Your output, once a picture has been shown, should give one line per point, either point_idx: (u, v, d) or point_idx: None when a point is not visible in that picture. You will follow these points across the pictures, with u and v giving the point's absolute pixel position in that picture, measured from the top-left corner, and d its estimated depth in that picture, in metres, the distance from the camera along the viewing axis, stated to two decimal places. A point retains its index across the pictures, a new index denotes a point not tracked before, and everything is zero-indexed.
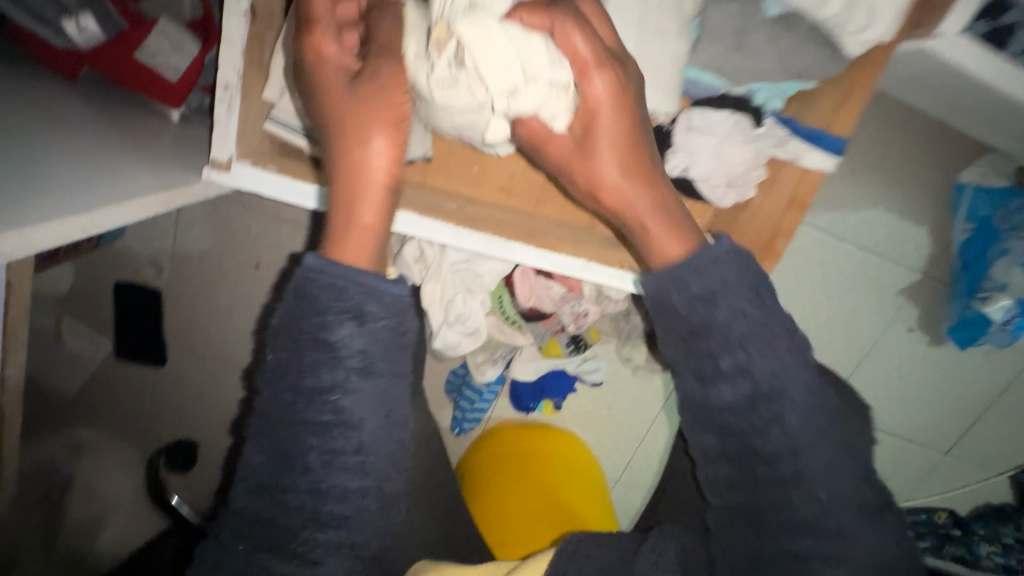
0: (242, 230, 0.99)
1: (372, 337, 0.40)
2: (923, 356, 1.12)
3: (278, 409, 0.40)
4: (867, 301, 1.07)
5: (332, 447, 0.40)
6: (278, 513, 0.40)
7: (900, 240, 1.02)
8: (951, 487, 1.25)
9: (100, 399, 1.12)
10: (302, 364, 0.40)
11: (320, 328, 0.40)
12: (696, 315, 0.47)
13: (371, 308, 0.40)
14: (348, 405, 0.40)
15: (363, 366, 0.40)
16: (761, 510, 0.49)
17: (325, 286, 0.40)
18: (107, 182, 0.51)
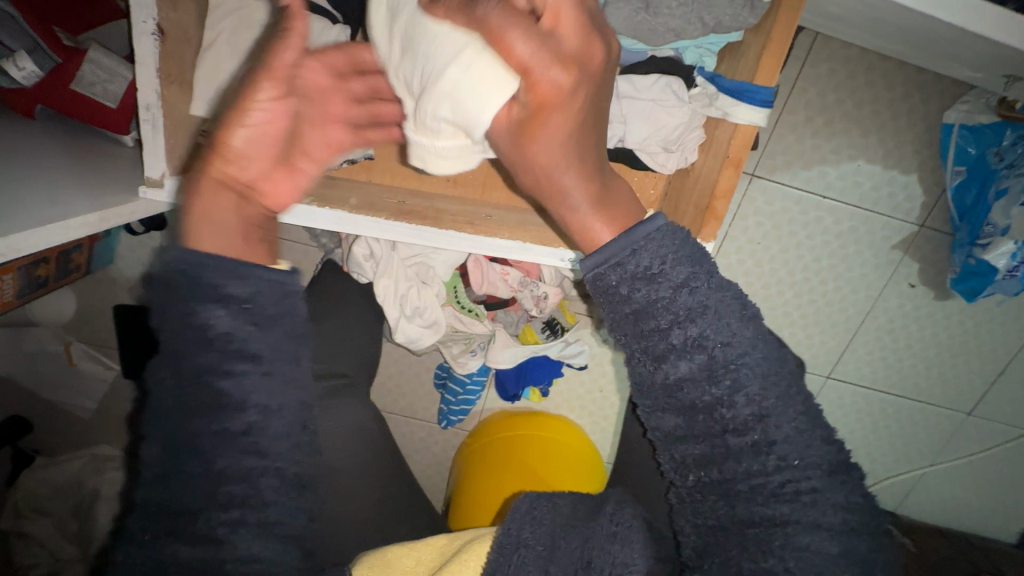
0: None
1: (245, 320, 0.40)
2: (930, 313, 1.06)
3: (176, 399, 0.40)
4: (861, 258, 1.02)
5: (221, 427, 0.40)
6: (178, 498, 0.39)
7: (889, 192, 0.97)
8: (977, 447, 1.18)
9: (115, 415, 1.19)
10: (180, 351, 0.39)
11: (193, 316, 0.39)
12: (645, 298, 0.40)
13: (241, 291, 0.40)
14: (233, 386, 0.40)
15: (243, 347, 0.40)
16: (712, 482, 0.42)
17: (189, 278, 0.39)
18: (31, 205, 0.52)
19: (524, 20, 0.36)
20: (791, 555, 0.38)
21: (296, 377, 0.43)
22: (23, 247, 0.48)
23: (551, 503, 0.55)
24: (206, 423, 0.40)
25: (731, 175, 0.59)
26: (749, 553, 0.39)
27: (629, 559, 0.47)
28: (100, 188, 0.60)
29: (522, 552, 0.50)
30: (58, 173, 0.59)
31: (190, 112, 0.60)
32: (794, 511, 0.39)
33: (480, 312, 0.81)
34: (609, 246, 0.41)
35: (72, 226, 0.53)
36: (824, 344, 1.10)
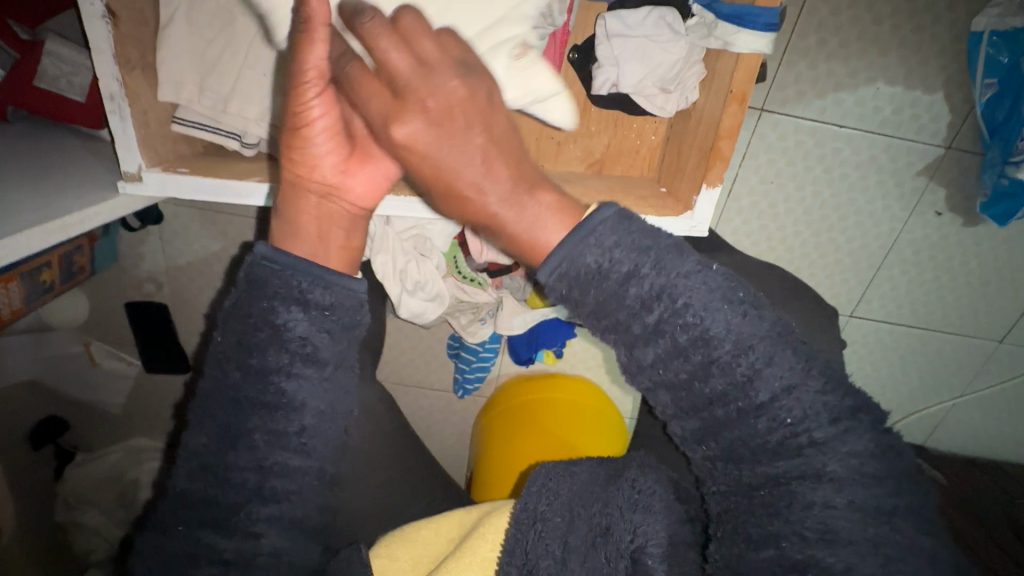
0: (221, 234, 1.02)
1: (316, 323, 0.40)
2: (958, 240, 1.01)
3: (227, 388, 0.40)
4: (883, 190, 0.97)
5: (274, 425, 0.40)
6: (221, 492, 0.40)
7: (912, 115, 0.90)
8: (1009, 374, 1.15)
9: (144, 409, 1.23)
10: (250, 346, 0.40)
11: (268, 321, 0.40)
12: (606, 289, 0.38)
13: (314, 301, 0.41)
14: (292, 387, 0.40)
15: (309, 353, 0.40)
16: (723, 451, 0.40)
17: (273, 276, 0.40)
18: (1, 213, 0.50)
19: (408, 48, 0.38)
20: (803, 512, 0.37)
21: (347, 384, 0.43)
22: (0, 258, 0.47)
23: (567, 470, 0.55)
24: (261, 419, 0.40)
25: (735, 111, 0.54)
26: (760, 514, 0.39)
27: (645, 524, 0.47)
28: (75, 188, 0.58)
29: (539, 524, 0.51)
30: (30, 177, 0.56)
31: (158, 98, 0.57)
32: (808, 466, 0.37)
33: (483, 280, 0.78)
34: (563, 248, 0.39)
35: (48, 230, 0.51)
36: (845, 283, 1.06)
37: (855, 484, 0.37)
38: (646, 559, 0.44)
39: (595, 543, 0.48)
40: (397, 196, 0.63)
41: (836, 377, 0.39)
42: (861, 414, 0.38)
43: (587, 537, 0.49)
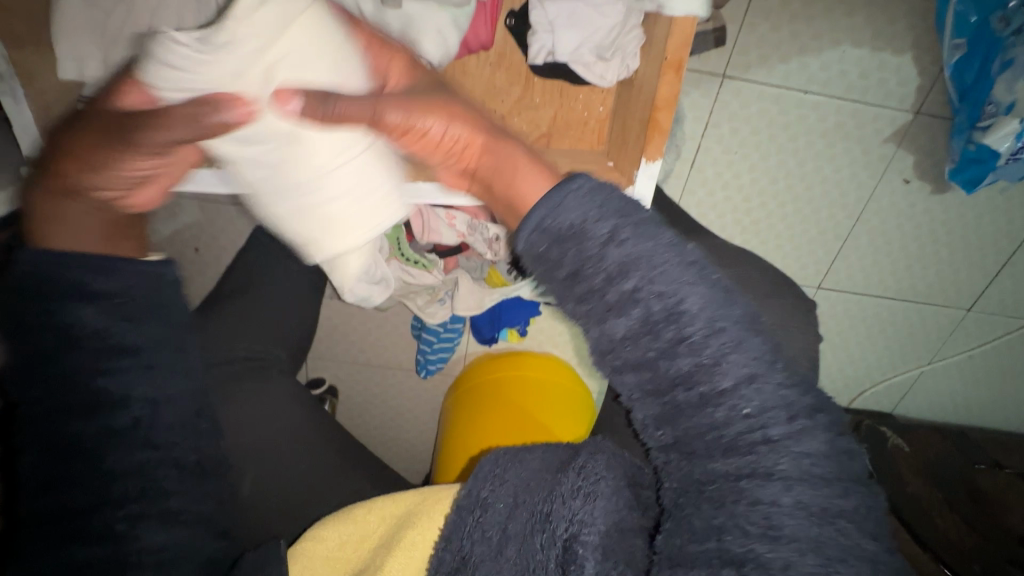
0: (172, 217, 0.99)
1: (109, 312, 0.39)
2: (926, 208, 0.98)
3: (39, 401, 0.38)
4: (849, 158, 0.94)
5: (83, 428, 0.38)
6: (65, 501, 0.38)
7: (880, 78, 0.86)
8: (977, 341, 1.15)
9: None
10: (44, 352, 0.38)
11: (42, 319, 0.38)
12: (623, 246, 0.32)
13: (98, 287, 0.39)
14: (96, 381, 0.39)
15: (111, 337, 0.39)
16: (677, 440, 0.34)
17: (68, 268, 0.39)
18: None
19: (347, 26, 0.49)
20: (759, 514, 0.31)
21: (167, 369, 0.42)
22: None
23: (517, 456, 0.53)
24: (66, 425, 0.38)
25: (672, 80, 0.51)
26: (708, 508, 0.32)
27: (586, 515, 0.43)
28: None
29: (479, 511, 0.50)
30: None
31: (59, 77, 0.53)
32: (757, 462, 0.32)
33: (430, 262, 0.78)
34: (539, 207, 0.34)
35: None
36: (813, 253, 1.05)
37: (803, 484, 0.31)
38: (579, 548, 0.41)
39: (532, 528, 0.46)
40: None
41: (787, 374, 0.33)
42: (788, 398, 0.32)
43: (525, 523, 0.47)
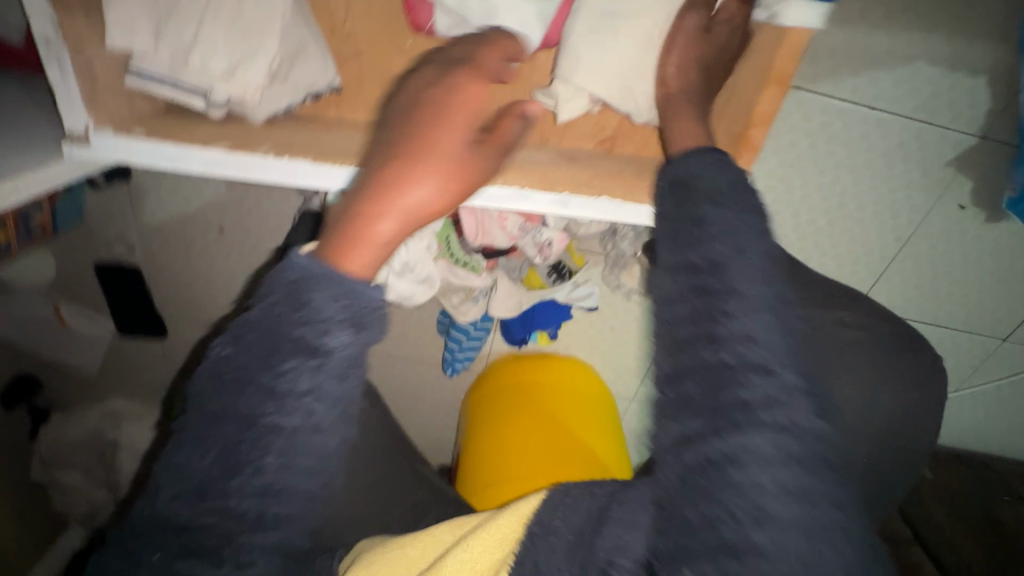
0: (196, 194, 0.94)
1: (363, 343, 0.38)
2: (977, 236, 0.95)
3: (232, 405, 0.36)
4: (906, 179, 0.91)
5: (257, 436, 0.36)
6: (211, 517, 0.35)
7: (950, 99, 0.83)
8: (1007, 371, 1.13)
9: (119, 371, 1.19)
10: (271, 359, 0.36)
11: (261, 320, 0.37)
12: (695, 169, 0.43)
13: (321, 303, 0.36)
14: (280, 390, 0.36)
15: (314, 348, 0.36)
16: (684, 405, 0.37)
17: (327, 288, 0.37)
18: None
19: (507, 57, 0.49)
20: (744, 503, 0.34)
21: (340, 386, 0.37)
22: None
23: (588, 489, 0.51)
24: (241, 430, 0.36)
25: (774, 96, 0.51)
26: (698, 501, 0.36)
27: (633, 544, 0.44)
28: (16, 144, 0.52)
29: (552, 537, 0.48)
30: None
31: (108, 46, 0.49)
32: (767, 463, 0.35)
33: (477, 264, 0.75)
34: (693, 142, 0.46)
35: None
36: (855, 273, 1.02)
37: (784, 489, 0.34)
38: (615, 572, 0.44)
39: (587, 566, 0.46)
40: None
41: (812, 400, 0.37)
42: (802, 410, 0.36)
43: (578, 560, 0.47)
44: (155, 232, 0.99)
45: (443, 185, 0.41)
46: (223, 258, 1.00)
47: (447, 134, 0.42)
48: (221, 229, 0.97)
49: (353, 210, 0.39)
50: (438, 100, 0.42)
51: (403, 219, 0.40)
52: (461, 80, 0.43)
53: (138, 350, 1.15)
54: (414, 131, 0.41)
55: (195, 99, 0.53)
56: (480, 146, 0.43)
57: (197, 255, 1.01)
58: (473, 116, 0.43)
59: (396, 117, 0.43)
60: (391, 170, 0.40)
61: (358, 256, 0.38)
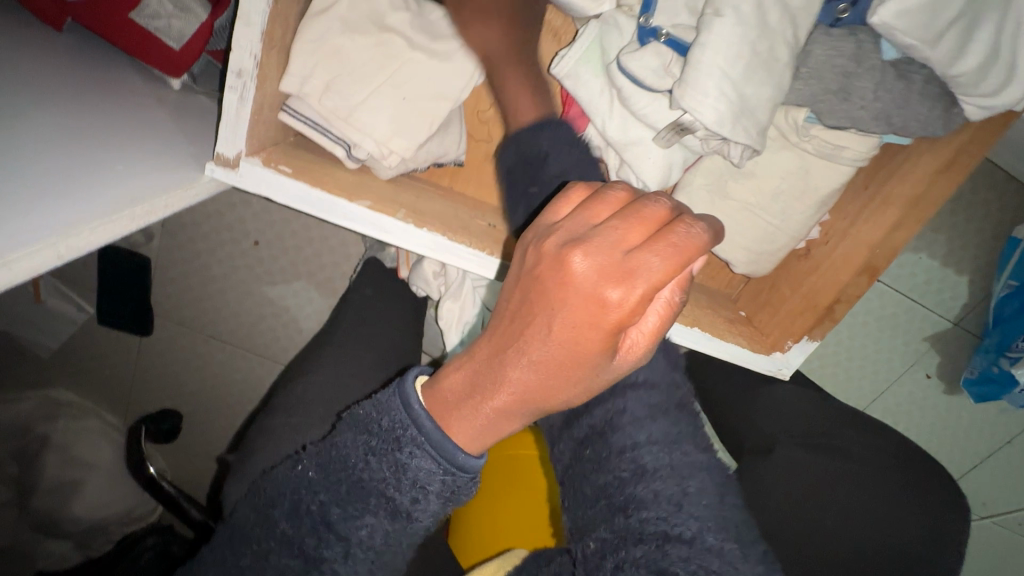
0: (242, 202, 0.90)
1: (421, 492, 0.35)
2: (938, 405, 1.06)
3: (306, 494, 0.36)
4: (890, 343, 1.03)
5: (326, 559, 0.35)
6: None
7: (938, 288, 0.96)
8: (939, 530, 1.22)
9: (80, 358, 1.08)
10: (351, 473, 0.36)
11: (360, 457, 0.36)
12: None
13: (415, 471, 0.35)
14: (359, 531, 0.35)
15: (397, 508, 0.35)
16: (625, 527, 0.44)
17: (407, 441, 0.34)
18: (59, 194, 0.38)
19: (633, 215, 0.28)
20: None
21: (412, 534, 0.37)
22: (45, 265, 0.35)
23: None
24: (316, 549, 0.35)
25: (862, 283, 0.55)
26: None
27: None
28: (144, 156, 0.46)
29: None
30: (93, 133, 0.43)
31: (281, 85, 0.50)
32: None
33: None
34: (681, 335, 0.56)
35: (117, 216, 0.40)
36: None
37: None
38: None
39: None
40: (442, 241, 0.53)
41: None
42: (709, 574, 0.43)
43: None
44: (181, 229, 0.94)
45: (555, 392, 0.31)
46: (246, 270, 0.95)
47: (566, 352, 0.29)
48: (256, 242, 0.92)
49: (453, 387, 0.33)
50: (562, 305, 0.28)
51: (506, 414, 0.33)
52: (591, 294, 0.27)
53: (113, 341, 1.06)
54: (531, 330, 0.30)
55: (338, 148, 0.54)
56: (605, 365, 0.30)
57: (218, 261, 0.96)
58: (600, 338, 0.29)
59: (518, 299, 0.31)
60: (503, 368, 0.31)
61: (457, 429, 0.34)
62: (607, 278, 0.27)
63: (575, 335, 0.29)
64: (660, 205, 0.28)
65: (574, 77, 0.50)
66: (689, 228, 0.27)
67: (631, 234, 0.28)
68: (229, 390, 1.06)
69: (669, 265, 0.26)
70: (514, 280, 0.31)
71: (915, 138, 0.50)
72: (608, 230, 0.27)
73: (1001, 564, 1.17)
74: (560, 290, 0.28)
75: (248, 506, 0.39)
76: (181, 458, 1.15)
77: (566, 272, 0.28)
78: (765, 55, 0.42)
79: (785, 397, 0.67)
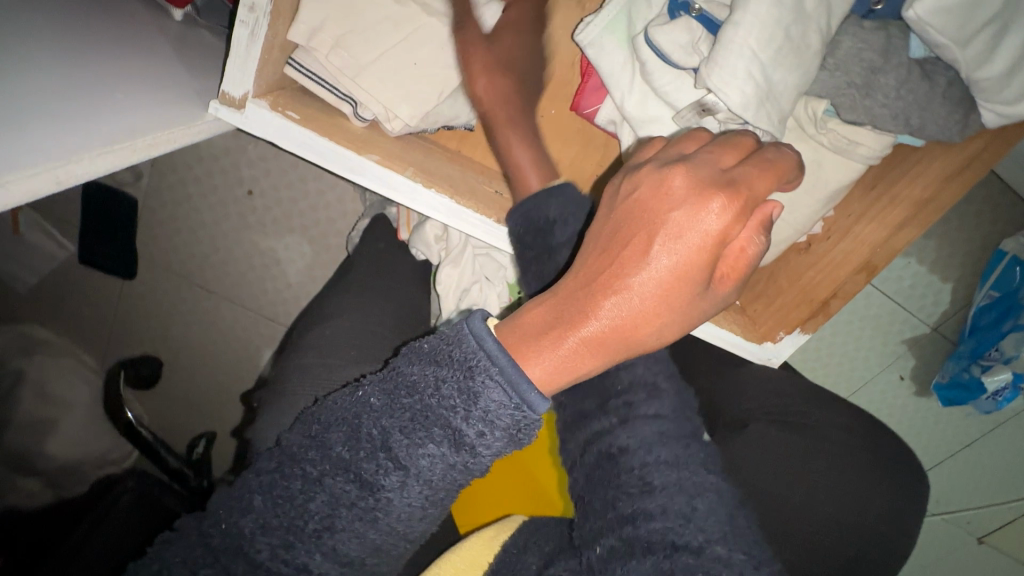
0: (239, 149, 0.87)
1: (488, 426, 0.32)
2: (907, 405, 1.10)
3: (365, 419, 0.33)
4: (867, 343, 1.06)
5: (383, 488, 0.32)
6: (279, 510, 0.32)
7: (922, 293, 0.99)
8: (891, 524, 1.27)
9: (57, 297, 1.06)
10: (413, 400, 0.32)
11: (426, 387, 0.32)
12: None
13: (485, 401, 0.31)
14: (418, 463, 0.32)
15: (459, 440, 0.32)
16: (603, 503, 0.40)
17: (468, 367, 0.32)
18: (57, 115, 0.36)
19: (726, 145, 0.32)
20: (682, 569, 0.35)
21: (469, 477, 0.34)
22: (42, 189, 0.34)
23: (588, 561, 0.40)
24: (373, 475, 0.32)
25: (859, 281, 0.56)
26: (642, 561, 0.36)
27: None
28: (144, 85, 0.44)
29: None
30: (95, 57, 0.41)
31: (291, 27, 0.47)
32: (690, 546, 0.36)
33: None
34: None
35: (117, 145, 0.38)
36: None
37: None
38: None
39: None
40: (452, 203, 0.52)
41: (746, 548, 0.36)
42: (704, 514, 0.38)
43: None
44: (172, 170, 0.91)
45: (646, 322, 0.32)
46: (237, 220, 0.93)
47: (668, 270, 0.31)
48: (250, 191, 0.90)
49: (534, 318, 0.33)
50: (661, 224, 0.31)
51: (590, 347, 0.32)
52: (692, 207, 0.30)
53: (94, 280, 1.03)
54: (632, 248, 0.31)
55: (345, 105, 0.51)
56: (700, 288, 0.31)
57: (207, 207, 0.93)
58: (702, 254, 0.30)
59: (611, 229, 0.33)
60: (597, 291, 0.32)
61: (529, 366, 0.32)
62: (708, 193, 0.30)
63: (682, 245, 0.30)
64: (744, 139, 0.33)
65: (597, 47, 0.49)
66: (772, 155, 0.32)
67: (729, 156, 0.32)
68: (213, 341, 1.05)
69: (763, 181, 0.31)
70: (606, 216, 0.33)
71: (929, 140, 0.50)
72: (705, 153, 0.32)
73: (943, 556, 1.24)
74: (663, 202, 0.31)
75: (297, 431, 0.35)
76: (159, 404, 1.14)
77: (668, 187, 0.31)
78: (797, 40, 0.42)
79: (761, 376, 0.65)
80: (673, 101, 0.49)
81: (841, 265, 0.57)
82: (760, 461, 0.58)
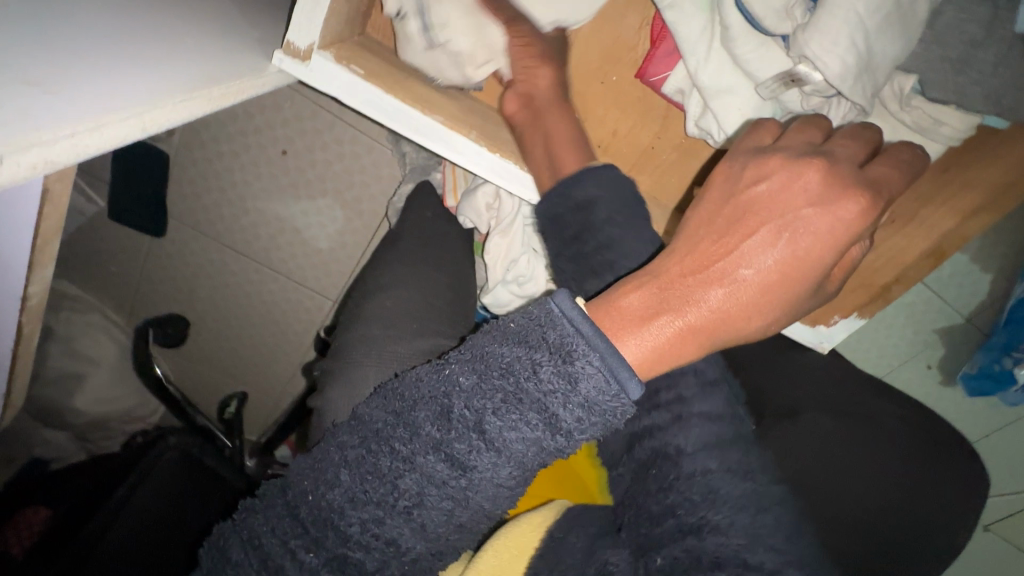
0: (273, 107, 0.84)
1: (587, 413, 0.31)
2: (932, 395, 1.08)
3: (455, 399, 0.32)
4: (898, 330, 1.03)
5: (474, 468, 0.31)
6: (369, 485, 0.31)
7: (961, 283, 0.94)
8: None
9: (84, 253, 1.05)
10: (507, 382, 0.31)
11: (521, 370, 0.32)
12: None
13: (586, 386, 0.31)
14: (512, 445, 0.31)
15: (556, 425, 0.31)
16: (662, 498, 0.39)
17: (572, 352, 0.31)
18: (139, 59, 0.34)
19: (850, 147, 0.36)
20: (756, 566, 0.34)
21: (557, 458, 0.33)
22: (129, 136, 0.32)
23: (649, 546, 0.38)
24: (465, 455, 0.31)
25: (925, 267, 0.56)
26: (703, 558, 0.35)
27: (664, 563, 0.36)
28: (212, 34, 0.42)
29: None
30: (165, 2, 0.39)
31: None
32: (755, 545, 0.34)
33: None
34: None
35: (196, 94, 0.37)
36: None
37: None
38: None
39: None
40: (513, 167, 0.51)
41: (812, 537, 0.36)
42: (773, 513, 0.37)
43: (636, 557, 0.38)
44: (202, 127, 0.89)
45: (761, 311, 0.34)
46: (270, 180, 0.91)
47: (793, 262, 0.33)
48: (285, 152, 0.88)
49: (651, 300, 0.34)
50: (792, 218, 0.34)
51: (706, 330, 0.34)
52: (827, 205, 0.33)
53: (121, 237, 1.02)
54: (759, 238, 0.34)
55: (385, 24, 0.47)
56: (813, 283, 0.34)
57: (238, 166, 0.91)
58: (826, 250, 0.33)
59: (730, 217, 0.35)
60: (721, 277, 0.34)
61: (639, 347, 0.33)
62: (840, 194, 0.33)
63: (811, 239, 0.33)
64: (862, 143, 0.37)
65: (676, 8, 0.46)
66: (885, 164, 0.36)
67: (850, 156, 0.36)
68: (240, 302, 1.04)
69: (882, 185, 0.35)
70: (728, 201, 0.36)
71: (1016, 123, 0.47)
72: (831, 152, 0.35)
73: None
74: (797, 196, 0.34)
75: (377, 406, 0.34)
76: (185, 363, 1.14)
77: (800, 184, 0.34)
78: (902, 7, 0.39)
79: (811, 366, 0.66)
80: (754, 70, 0.47)
81: (911, 250, 0.55)
82: (807, 449, 0.58)
